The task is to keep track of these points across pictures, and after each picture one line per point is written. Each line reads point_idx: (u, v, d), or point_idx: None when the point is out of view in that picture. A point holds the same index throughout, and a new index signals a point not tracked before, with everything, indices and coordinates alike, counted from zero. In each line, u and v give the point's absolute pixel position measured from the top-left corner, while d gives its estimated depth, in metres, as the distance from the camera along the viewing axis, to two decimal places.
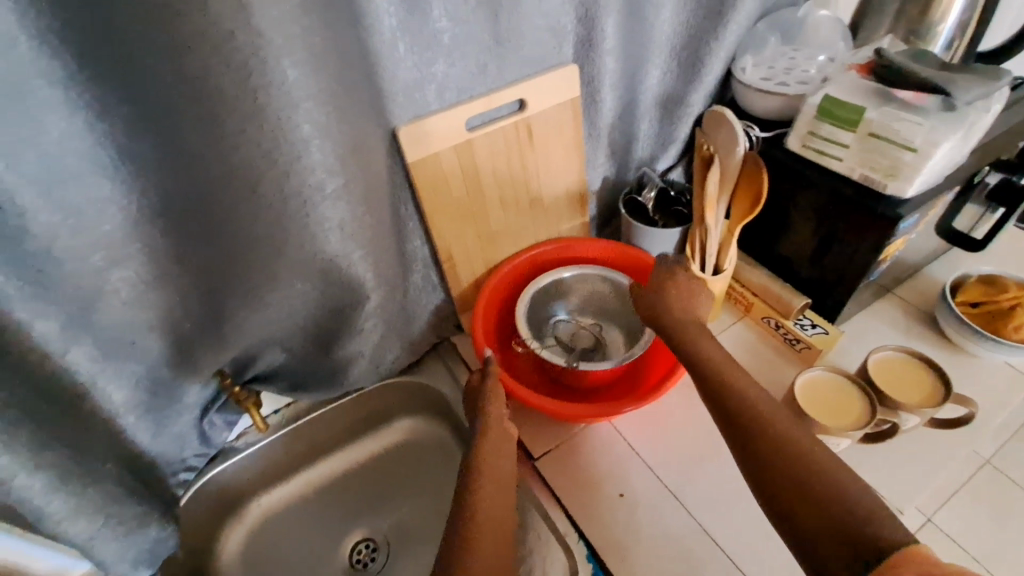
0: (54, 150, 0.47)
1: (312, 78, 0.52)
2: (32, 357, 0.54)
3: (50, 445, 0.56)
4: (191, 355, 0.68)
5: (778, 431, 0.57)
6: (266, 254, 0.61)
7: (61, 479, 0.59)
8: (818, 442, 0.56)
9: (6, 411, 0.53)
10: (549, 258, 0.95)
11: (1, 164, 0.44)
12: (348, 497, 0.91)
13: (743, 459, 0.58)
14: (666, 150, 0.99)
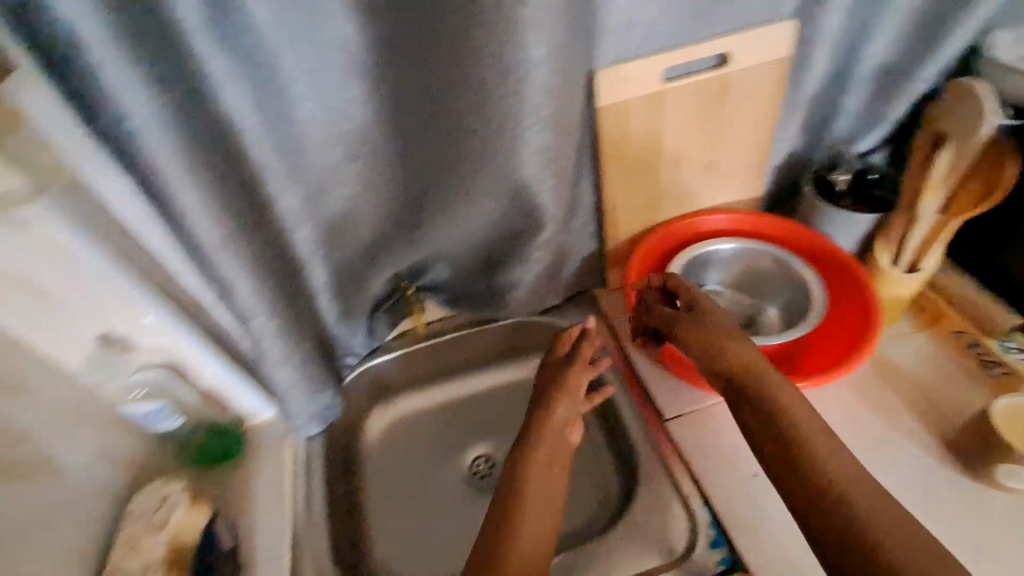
0: (329, 48, 0.57)
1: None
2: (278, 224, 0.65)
3: (280, 298, 0.67)
4: (383, 251, 0.78)
5: (815, 459, 0.58)
6: (467, 169, 0.68)
7: (284, 330, 0.69)
8: (868, 506, 0.54)
9: (261, 261, 0.62)
10: (714, 229, 0.93)
11: (295, 54, 0.56)
12: (477, 414, 0.97)
13: (775, 478, 0.60)
14: (870, 132, 0.89)
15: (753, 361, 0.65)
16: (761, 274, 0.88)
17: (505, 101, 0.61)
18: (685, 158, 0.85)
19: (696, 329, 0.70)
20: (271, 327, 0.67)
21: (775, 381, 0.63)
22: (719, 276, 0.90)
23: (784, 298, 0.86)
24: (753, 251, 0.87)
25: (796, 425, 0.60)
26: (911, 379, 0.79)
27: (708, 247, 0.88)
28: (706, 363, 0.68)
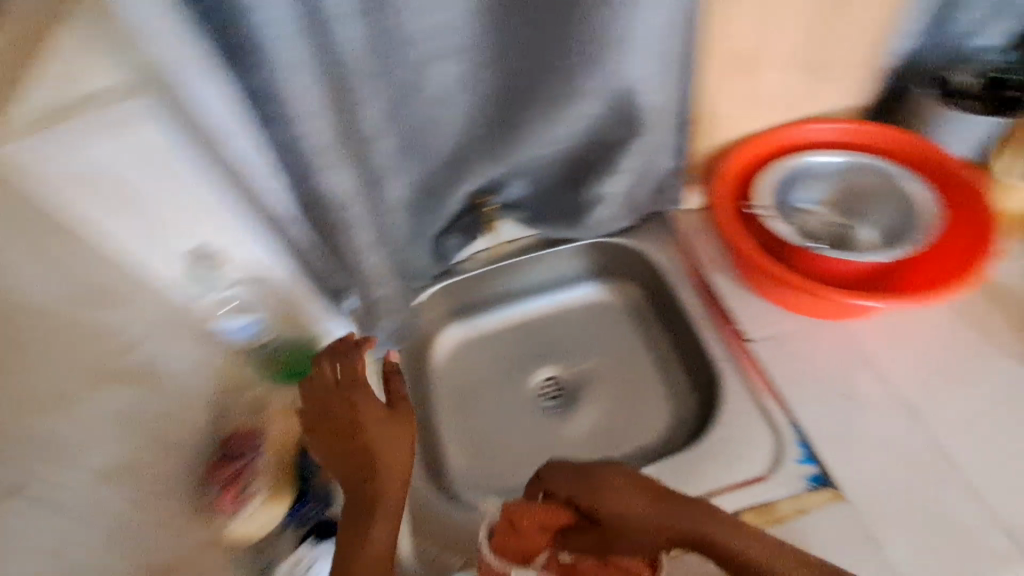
0: None
1: None
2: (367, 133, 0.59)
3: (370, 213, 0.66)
4: (467, 163, 0.74)
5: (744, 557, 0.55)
6: (576, 62, 0.64)
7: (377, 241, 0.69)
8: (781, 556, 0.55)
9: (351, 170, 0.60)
10: (826, 138, 0.84)
11: None
12: (543, 338, 0.97)
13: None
14: (996, 24, 0.80)
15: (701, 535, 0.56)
16: (870, 193, 0.81)
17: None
18: (792, 59, 0.76)
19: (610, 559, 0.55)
20: (367, 236, 0.67)
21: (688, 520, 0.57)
22: (819, 193, 0.83)
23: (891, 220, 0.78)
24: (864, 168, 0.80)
25: (727, 548, 0.56)
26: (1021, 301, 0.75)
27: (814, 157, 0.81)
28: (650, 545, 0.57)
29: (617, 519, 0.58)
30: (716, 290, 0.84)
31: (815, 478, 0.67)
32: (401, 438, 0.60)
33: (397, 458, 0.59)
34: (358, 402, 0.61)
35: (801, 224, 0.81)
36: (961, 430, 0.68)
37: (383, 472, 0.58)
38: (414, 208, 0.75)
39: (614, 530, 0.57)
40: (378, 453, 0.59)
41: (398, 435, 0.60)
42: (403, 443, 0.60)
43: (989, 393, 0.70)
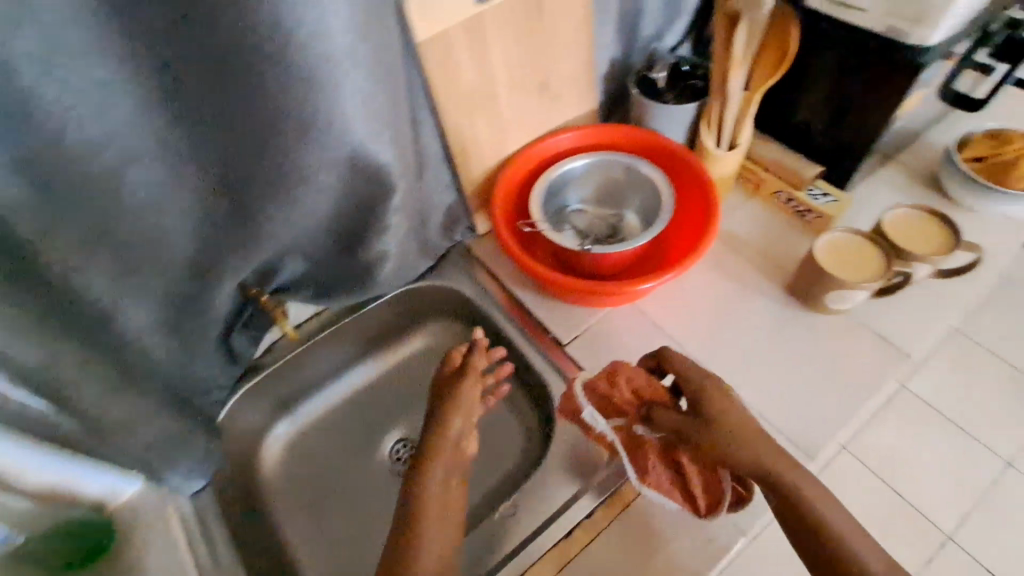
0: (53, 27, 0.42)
1: None
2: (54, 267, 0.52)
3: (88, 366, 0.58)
4: (218, 264, 0.66)
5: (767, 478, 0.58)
6: (285, 140, 0.57)
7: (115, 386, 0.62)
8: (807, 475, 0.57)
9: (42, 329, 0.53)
10: (564, 147, 0.92)
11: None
12: (381, 402, 0.94)
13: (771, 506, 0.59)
14: (673, 26, 0.94)
15: (728, 447, 0.59)
16: (615, 183, 0.91)
17: (293, 50, 0.50)
18: (517, 85, 0.82)
19: (706, 447, 0.61)
20: (96, 388, 0.60)
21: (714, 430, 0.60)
22: (575, 195, 0.92)
23: (641, 199, 0.89)
24: (603, 164, 0.89)
25: (795, 489, 0.56)
26: (752, 244, 0.91)
27: (561, 167, 0.88)
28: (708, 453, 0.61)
29: (727, 446, 0.59)
30: (524, 307, 0.88)
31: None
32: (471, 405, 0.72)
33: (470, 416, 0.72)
34: (467, 391, 0.72)
35: (573, 225, 0.90)
36: (742, 368, 0.79)
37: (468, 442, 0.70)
38: (167, 327, 0.67)
39: (707, 440, 0.61)
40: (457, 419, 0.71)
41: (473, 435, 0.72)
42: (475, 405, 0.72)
43: (751, 328, 0.83)
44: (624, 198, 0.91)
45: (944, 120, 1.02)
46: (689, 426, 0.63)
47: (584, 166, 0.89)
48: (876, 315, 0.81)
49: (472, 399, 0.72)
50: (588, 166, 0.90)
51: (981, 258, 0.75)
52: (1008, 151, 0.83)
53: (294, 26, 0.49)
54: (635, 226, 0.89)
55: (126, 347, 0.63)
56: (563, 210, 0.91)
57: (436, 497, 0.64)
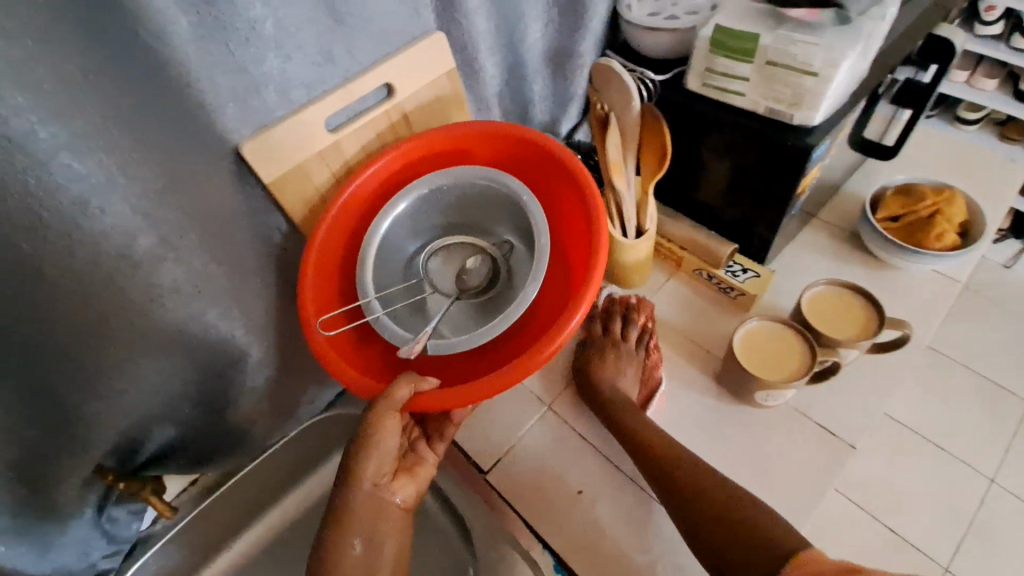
0: None
1: (63, 115, 0.41)
2: None
3: None
4: (56, 465, 0.57)
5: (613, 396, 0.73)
6: (84, 341, 0.49)
7: None
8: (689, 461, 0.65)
9: None
10: (389, 170, 0.69)
11: None
12: (296, 551, 0.82)
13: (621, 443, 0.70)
14: (567, 109, 0.90)
15: (598, 355, 0.78)
16: (472, 204, 0.72)
17: (62, 259, 0.45)
18: None
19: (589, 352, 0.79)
20: None
21: (597, 345, 0.79)
22: (422, 229, 0.73)
23: (507, 217, 0.71)
24: (439, 193, 0.71)
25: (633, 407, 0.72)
26: (678, 329, 0.85)
27: (389, 211, 0.68)
28: (585, 367, 0.78)
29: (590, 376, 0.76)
30: None
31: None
32: (401, 476, 0.61)
33: (401, 489, 0.60)
34: (390, 434, 0.57)
35: (431, 281, 0.69)
36: None
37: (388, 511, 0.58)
38: (14, 535, 0.61)
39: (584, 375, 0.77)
40: (385, 490, 0.59)
41: (411, 479, 0.61)
42: (404, 473, 0.62)
43: (683, 427, 0.76)
44: (489, 217, 0.73)
45: (861, 168, 0.99)
46: (614, 340, 0.79)
47: (417, 206, 0.71)
48: (815, 400, 0.75)
49: (396, 437, 0.58)
50: (429, 194, 0.71)
51: (911, 333, 0.69)
52: (921, 208, 0.80)
53: (53, 235, 0.43)
54: (516, 250, 0.71)
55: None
56: (413, 256, 0.73)
57: (360, 552, 0.55)
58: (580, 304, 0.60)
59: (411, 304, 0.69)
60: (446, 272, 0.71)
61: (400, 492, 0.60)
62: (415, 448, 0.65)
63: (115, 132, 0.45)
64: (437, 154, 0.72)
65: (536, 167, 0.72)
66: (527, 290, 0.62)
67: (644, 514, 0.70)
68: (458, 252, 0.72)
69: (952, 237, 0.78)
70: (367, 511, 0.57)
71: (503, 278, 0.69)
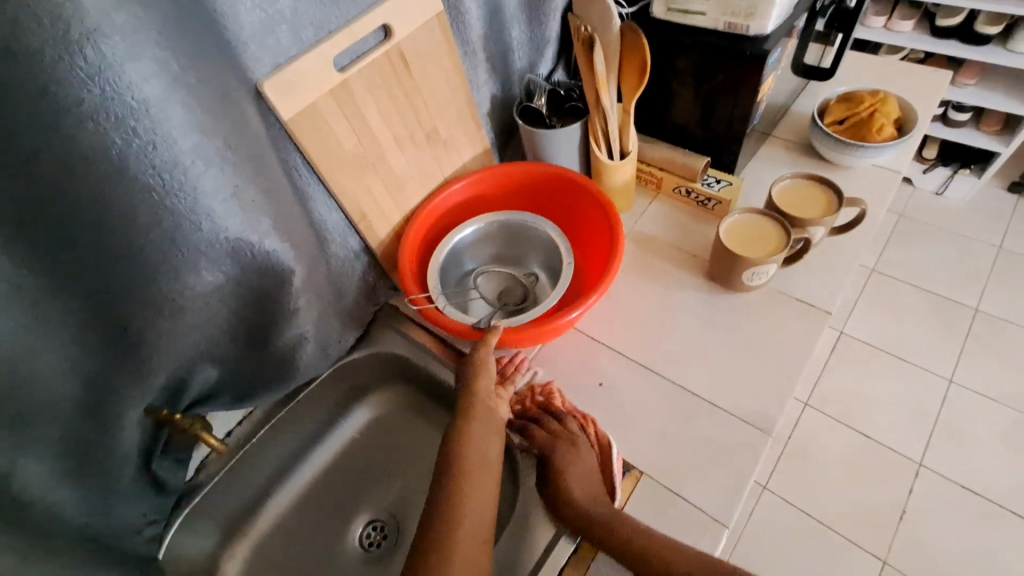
0: None
1: (142, 11, 0.41)
2: None
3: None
4: (116, 396, 0.60)
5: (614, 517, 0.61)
6: (146, 256, 0.51)
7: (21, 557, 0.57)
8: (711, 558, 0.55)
9: None
10: (461, 197, 0.91)
11: None
12: (338, 486, 0.88)
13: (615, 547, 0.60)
14: (543, 54, 0.97)
15: (566, 461, 0.68)
16: (513, 238, 0.90)
17: (145, 166, 0.46)
18: (403, 139, 0.81)
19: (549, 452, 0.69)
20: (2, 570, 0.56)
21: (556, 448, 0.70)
22: (477, 256, 0.90)
23: (539, 256, 0.89)
24: (493, 224, 0.88)
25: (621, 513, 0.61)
26: (666, 241, 0.93)
27: (455, 235, 0.86)
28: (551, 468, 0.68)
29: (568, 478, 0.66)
30: (463, 353, 0.87)
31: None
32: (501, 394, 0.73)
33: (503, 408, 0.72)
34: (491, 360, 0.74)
35: (479, 294, 0.87)
36: (685, 365, 0.80)
37: (499, 412, 0.70)
38: (72, 476, 0.62)
39: (567, 468, 0.67)
40: (492, 400, 0.71)
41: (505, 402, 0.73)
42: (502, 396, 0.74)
43: (681, 319, 0.84)
44: (524, 251, 0.91)
45: (805, 91, 1.11)
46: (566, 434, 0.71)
47: (474, 235, 0.88)
48: (792, 281, 0.85)
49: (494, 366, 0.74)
50: (483, 227, 0.88)
51: (866, 210, 0.80)
52: (862, 109, 0.92)
53: (137, 141, 0.44)
54: (540, 280, 0.89)
55: (22, 500, 0.59)
56: (467, 274, 0.90)
57: (477, 441, 0.64)
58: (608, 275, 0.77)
59: (460, 306, 0.85)
60: (491, 290, 0.88)
61: (502, 407, 0.71)
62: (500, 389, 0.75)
63: (186, 38, 0.45)
64: (491, 188, 0.91)
65: (559, 189, 0.89)
66: (551, 298, 0.78)
67: (662, 396, 0.78)
68: (498, 277, 0.89)
69: (890, 130, 0.91)
70: (483, 413, 0.68)
71: (532, 301, 0.87)
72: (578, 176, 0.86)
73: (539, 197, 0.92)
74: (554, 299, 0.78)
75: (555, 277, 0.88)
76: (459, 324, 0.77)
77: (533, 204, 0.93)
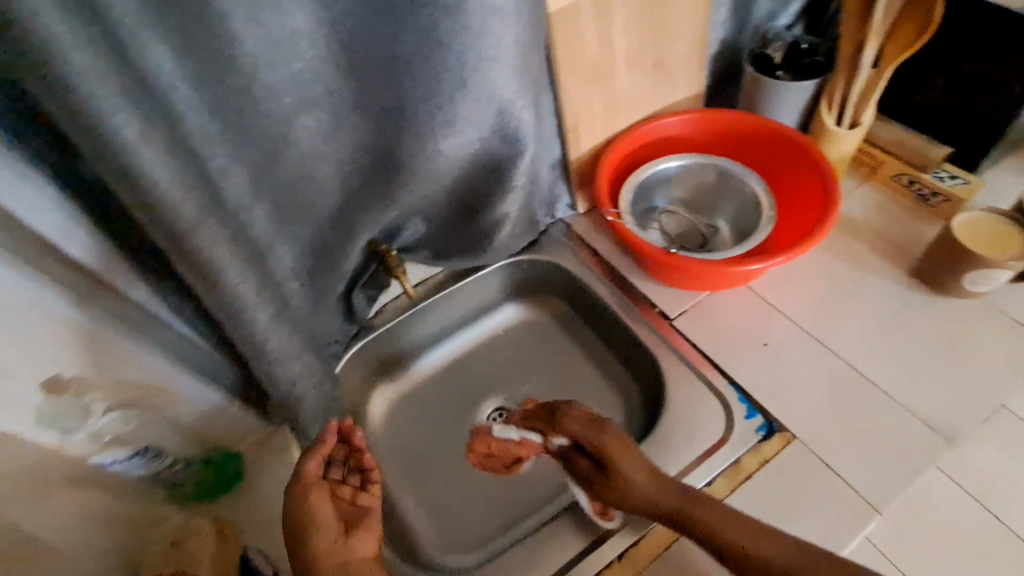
0: None
1: None
2: (240, 212, 0.55)
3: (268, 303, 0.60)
4: (359, 215, 0.69)
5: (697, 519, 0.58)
6: (434, 93, 0.60)
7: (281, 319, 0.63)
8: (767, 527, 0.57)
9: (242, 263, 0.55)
10: (667, 133, 0.91)
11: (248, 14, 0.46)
12: (477, 371, 0.96)
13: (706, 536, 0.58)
14: (786, 8, 0.93)
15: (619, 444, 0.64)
16: (711, 185, 0.89)
17: (471, 10, 0.54)
18: (634, 60, 0.82)
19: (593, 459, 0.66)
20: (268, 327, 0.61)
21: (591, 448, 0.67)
22: (668, 195, 0.91)
23: (732, 210, 0.88)
24: (695, 165, 0.88)
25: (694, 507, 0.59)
26: (870, 228, 0.87)
27: (656, 166, 0.87)
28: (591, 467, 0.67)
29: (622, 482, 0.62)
30: (626, 281, 0.89)
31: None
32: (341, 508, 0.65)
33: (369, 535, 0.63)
34: (315, 507, 0.63)
35: (661, 229, 0.88)
36: (864, 352, 0.76)
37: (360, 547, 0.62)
38: (305, 275, 0.70)
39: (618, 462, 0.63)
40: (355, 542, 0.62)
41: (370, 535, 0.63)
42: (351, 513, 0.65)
43: (872, 307, 0.80)
44: (715, 201, 0.90)
45: None
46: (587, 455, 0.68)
47: (674, 172, 0.88)
48: (1014, 301, 0.77)
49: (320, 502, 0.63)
50: (684, 166, 0.88)
51: None
52: None
53: None
54: (724, 233, 0.89)
55: (279, 289, 0.63)
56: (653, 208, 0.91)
57: None
58: (816, 235, 0.74)
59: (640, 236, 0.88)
60: (673, 229, 0.89)
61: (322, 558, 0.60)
62: (369, 486, 0.68)
63: None
64: (700, 132, 0.91)
65: (771, 147, 0.87)
66: (743, 246, 0.78)
67: (833, 376, 0.75)
68: (681, 222, 0.89)
69: None
70: (338, 538, 0.61)
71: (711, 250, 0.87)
72: (799, 136, 0.83)
73: (745, 152, 0.90)
74: (744, 249, 0.78)
75: (742, 234, 0.87)
76: (641, 244, 0.79)
77: (736, 157, 0.92)
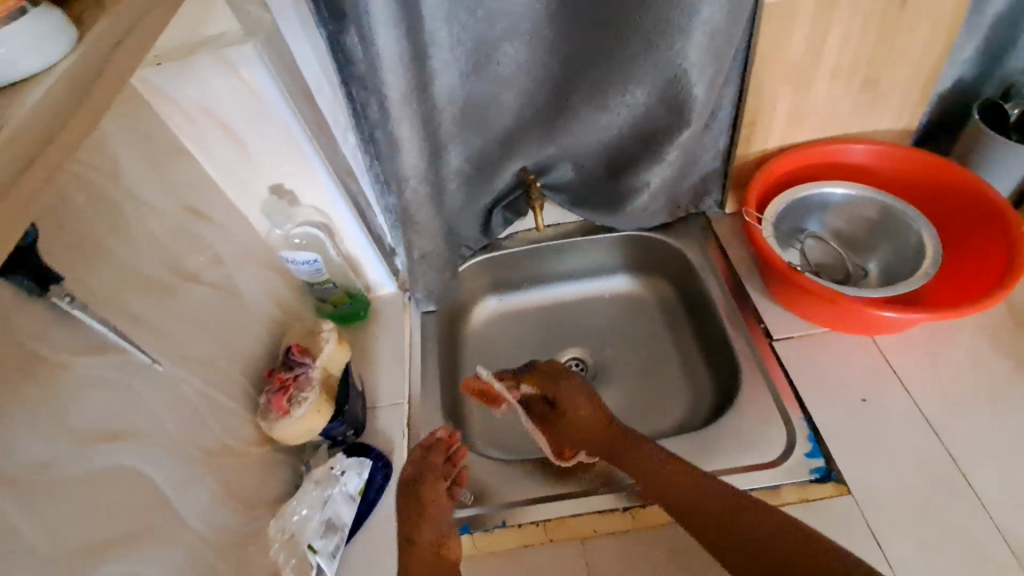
0: None
1: None
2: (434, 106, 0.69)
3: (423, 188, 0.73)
4: (522, 141, 0.79)
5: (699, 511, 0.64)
6: (622, 49, 0.67)
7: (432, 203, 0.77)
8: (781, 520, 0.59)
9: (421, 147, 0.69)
10: (850, 160, 0.85)
11: None
12: (572, 320, 1.04)
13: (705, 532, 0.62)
14: None
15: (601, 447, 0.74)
16: (877, 224, 0.83)
17: None
18: (842, 74, 0.78)
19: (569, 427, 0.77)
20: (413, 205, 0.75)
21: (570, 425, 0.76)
22: (824, 222, 0.86)
23: (890, 257, 0.82)
24: (867, 200, 0.82)
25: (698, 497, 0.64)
26: None
27: (823, 188, 0.83)
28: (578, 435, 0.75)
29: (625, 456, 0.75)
30: (743, 290, 0.88)
31: (465, 526, 0.70)
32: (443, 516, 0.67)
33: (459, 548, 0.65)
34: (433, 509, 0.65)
35: (802, 253, 0.85)
36: (974, 453, 0.69)
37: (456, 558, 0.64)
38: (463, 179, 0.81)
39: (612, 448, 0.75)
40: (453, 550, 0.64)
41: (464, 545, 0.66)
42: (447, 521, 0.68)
43: (1007, 414, 0.71)
44: (874, 243, 0.84)
45: None
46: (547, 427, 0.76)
47: (840, 200, 0.84)
48: None
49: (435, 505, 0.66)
50: (853, 197, 0.83)
51: None
52: None
53: None
54: (870, 278, 0.83)
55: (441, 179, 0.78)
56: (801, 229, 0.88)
57: None
58: (976, 306, 0.67)
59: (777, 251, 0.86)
60: (815, 255, 0.85)
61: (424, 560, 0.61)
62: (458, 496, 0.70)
63: None
64: (888, 168, 0.84)
65: (965, 205, 0.79)
66: (885, 291, 0.73)
67: (925, 461, 0.69)
68: (827, 251, 0.85)
69: None
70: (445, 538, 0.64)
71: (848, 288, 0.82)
72: (1005, 202, 0.74)
73: (932, 202, 0.83)
74: (881, 295, 0.73)
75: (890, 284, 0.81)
76: (773, 257, 0.78)
77: (920, 206, 0.84)
